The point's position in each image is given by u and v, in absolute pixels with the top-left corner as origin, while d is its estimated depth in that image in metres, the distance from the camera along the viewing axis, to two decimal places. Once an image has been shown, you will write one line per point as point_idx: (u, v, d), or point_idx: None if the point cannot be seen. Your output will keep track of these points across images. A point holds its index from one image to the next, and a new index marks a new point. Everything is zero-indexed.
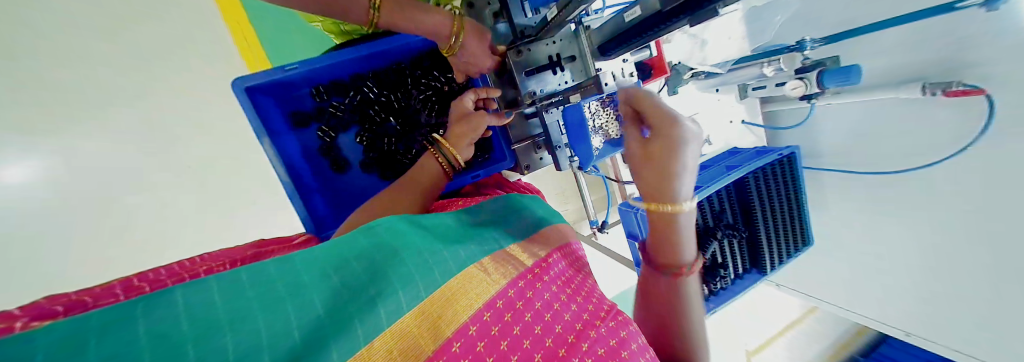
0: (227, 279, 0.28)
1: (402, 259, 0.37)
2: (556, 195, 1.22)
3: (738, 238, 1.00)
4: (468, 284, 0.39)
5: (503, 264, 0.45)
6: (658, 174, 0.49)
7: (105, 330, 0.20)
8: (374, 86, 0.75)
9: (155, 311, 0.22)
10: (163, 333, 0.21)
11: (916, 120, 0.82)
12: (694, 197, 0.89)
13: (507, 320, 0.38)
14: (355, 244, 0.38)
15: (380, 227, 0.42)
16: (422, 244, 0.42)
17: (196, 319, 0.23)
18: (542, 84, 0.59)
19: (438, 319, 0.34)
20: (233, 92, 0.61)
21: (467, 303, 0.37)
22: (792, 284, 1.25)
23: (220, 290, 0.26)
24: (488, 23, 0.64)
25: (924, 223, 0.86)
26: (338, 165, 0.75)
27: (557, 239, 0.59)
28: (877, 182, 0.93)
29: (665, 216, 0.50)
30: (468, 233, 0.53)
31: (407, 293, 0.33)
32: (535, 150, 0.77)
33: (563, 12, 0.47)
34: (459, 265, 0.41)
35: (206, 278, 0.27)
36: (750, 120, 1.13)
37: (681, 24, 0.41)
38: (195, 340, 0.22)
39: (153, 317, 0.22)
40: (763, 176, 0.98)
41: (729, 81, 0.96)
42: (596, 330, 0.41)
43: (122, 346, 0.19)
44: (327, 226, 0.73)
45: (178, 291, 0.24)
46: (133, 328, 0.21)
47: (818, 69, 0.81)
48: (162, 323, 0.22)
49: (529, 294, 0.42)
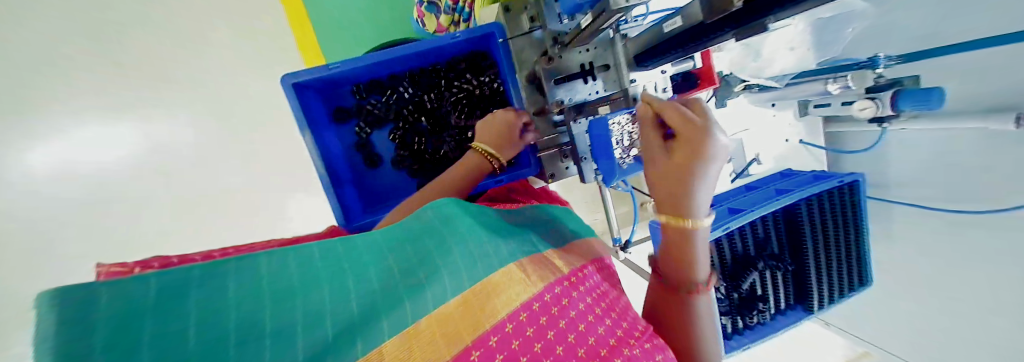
0: (302, 251, 0.34)
1: (450, 248, 0.39)
2: (585, 203, 1.19)
3: (781, 270, 0.90)
4: (510, 279, 0.39)
5: (542, 266, 0.44)
6: (679, 187, 0.43)
7: (204, 281, 0.26)
8: (410, 87, 0.78)
9: (242, 268, 0.28)
10: (245, 288, 0.27)
11: (1004, 159, 0.69)
12: (734, 221, 0.82)
13: (542, 323, 0.37)
14: (409, 232, 0.42)
15: (431, 211, 0.45)
16: (470, 231, 0.43)
17: (271, 282, 0.29)
18: (572, 93, 0.60)
19: (481, 312, 0.35)
20: (282, 86, 0.64)
21: (506, 300, 0.36)
22: (839, 322, 1.15)
23: (296, 261, 0.32)
24: (523, 28, 0.64)
25: (998, 279, 0.73)
26: (370, 160, 0.79)
27: (591, 252, 0.57)
28: (951, 223, 0.80)
29: (681, 234, 0.45)
30: (511, 229, 0.53)
31: (452, 281, 0.35)
32: (561, 158, 0.72)
33: (596, 21, 0.45)
34: (504, 259, 0.40)
35: (287, 248, 0.33)
36: (810, 140, 1.04)
37: (727, 37, 0.38)
38: (269, 298, 0.28)
39: (239, 276, 0.28)
40: (818, 204, 0.88)
41: (785, 97, 0.90)
42: (630, 348, 0.39)
43: (213, 296, 0.26)
44: (357, 216, 0.75)
45: (263, 256, 0.31)
46: (224, 284, 0.27)
47: (894, 89, 0.71)
48: (245, 282, 0.28)
49: (564, 301, 0.41)
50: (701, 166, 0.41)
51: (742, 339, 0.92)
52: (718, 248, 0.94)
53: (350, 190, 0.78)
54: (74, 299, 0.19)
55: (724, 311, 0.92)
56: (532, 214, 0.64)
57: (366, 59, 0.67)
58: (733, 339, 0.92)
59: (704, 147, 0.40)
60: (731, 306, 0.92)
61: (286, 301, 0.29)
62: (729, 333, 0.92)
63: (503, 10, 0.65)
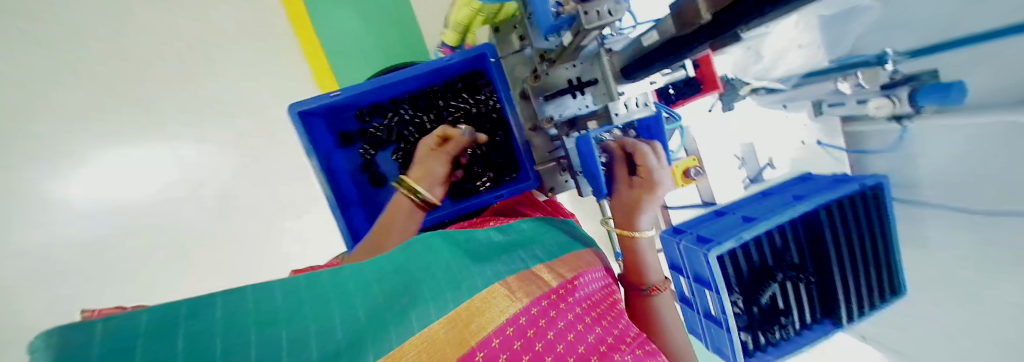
0: (288, 282, 0.33)
1: (432, 276, 0.41)
2: (595, 214, 1.18)
3: (803, 282, 0.85)
4: (492, 300, 0.40)
5: (527, 283, 0.45)
6: (633, 211, 0.54)
7: (196, 313, 0.25)
8: (410, 108, 0.81)
9: (231, 299, 0.27)
10: (235, 317, 0.26)
11: None
12: (746, 231, 0.79)
13: (530, 336, 0.38)
14: (392, 261, 0.42)
15: (415, 246, 0.46)
16: (450, 261, 0.45)
17: (260, 313, 0.28)
18: (562, 109, 0.61)
19: (465, 330, 0.35)
20: (289, 115, 0.69)
21: (488, 320, 0.37)
22: (880, 338, 1.03)
23: (282, 292, 0.31)
24: (513, 47, 0.67)
25: None
26: (376, 180, 0.82)
27: (590, 261, 0.57)
28: (989, 226, 0.73)
29: (632, 243, 0.55)
30: (498, 249, 0.54)
31: (436, 305, 0.36)
32: (560, 172, 0.72)
33: (576, 38, 0.46)
34: (485, 282, 0.42)
35: (273, 280, 0.32)
36: (829, 141, 0.99)
37: (703, 50, 0.38)
38: (258, 329, 0.27)
39: (228, 306, 0.27)
40: (840, 212, 0.83)
41: (796, 98, 0.91)
42: (620, 353, 0.40)
43: (203, 326, 0.24)
44: (363, 234, 0.78)
45: (250, 287, 0.29)
46: (213, 313, 0.25)
47: (909, 84, 0.67)
48: (234, 313, 0.27)
49: (552, 313, 0.42)
50: (651, 198, 0.53)
51: (765, 356, 0.86)
52: (734, 260, 0.88)
53: (357, 210, 0.81)
54: (74, 335, 0.19)
55: (744, 325, 0.87)
56: (523, 229, 0.64)
57: (367, 85, 0.71)
58: (754, 356, 0.87)
59: (652, 187, 0.53)
60: (751, 321, 0.87)
61: (276, 329, 0.28)
62: (749, 351, 0.87)
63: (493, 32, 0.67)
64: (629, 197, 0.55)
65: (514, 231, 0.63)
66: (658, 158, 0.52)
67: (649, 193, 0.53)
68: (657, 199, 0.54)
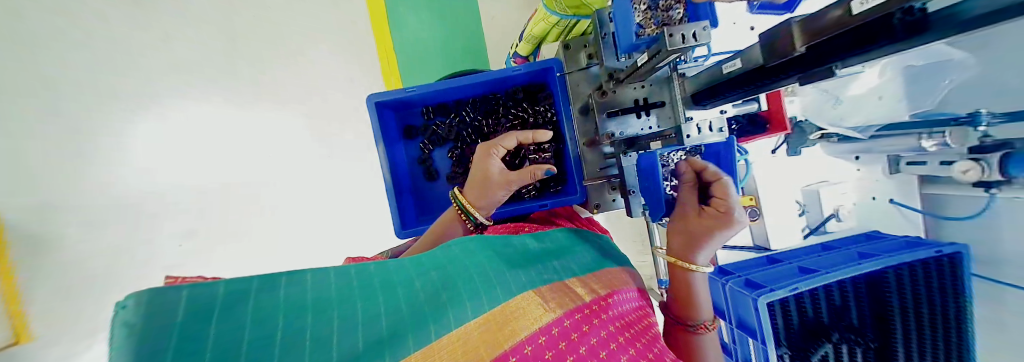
0: (341, 270, 0.36)
1: (469, 274, 0.41)
2: (631, 241, 1.15)
3: (861, 347, 0.77)
4: (528, 306, 0.40)
5: (561, 295, 0.44)
6: (693, 241, 0.53)
7: (259, 291, 0.29)
8: (472, 111, 0.86)
9: (292, 283, 0.31)
10: (293, 301, 0.30)
11: None
12: (803, 282, 0.72)
13: (561, 348, 0.36)
14: (434, 257, 0.44)
15: (456, 245, 0.47)
16: (489, 263, 0.44)
17: (315, 298, 0.31)
18: (623, 127, 0.63)
19: (500, 333, 0.35)
20: (368, 104, 0.76)
21: (523, 326, 0.37)
22: None
23: (335, 278, 0.34)
24: (580, 64, 0.69)
25: None
26: (429, 173, 0.88)
27: (622, 282, 0.55)
28: None
29: (685, 275, 0.55)
30: (536, 258, 0.53)
31: (472, 304, 0.36)
32: (609, 190, 0.73)
33: (653, 59, 0.47)
34: (519, 288, 0.42)
35: (328, 267, 0.35)
36: (902, 200, 0.91)
37: (790, 81, 0.38)
38: (312, 313, 0.30)
39: (288, 289, 0.30)
40: (910, 273, 0.75)
41: (871, 149, 0.87)
42: None
43: (265, 303, 0.28)
44: (410, 223, 0.82)
45: (308, 272, 0.33)
46: (274, 294, 0.29)
47: (1004, 150, 0.63)
48: (293, 296, 0.30)
49: (584, 328, 0.40)
50: (719, 233, 0.52)
51: None
52: (783, 307, 0.85)
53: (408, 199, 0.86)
54: (157, 299, 0.23)
55: None
56: (556, 238, 0.63)
57: (438, 85, 0.76)
58: None
59: (723, 225, 0.52)
60: None
61: (326, 312, 0.30)
62: None
63: (563, 48, 0.70)
64: (694, 224, 0.53)
65: (548, 239, 0.61)
66: (735, 198, 0.52)
67: (719, 228, 0.52)
68: (724, 237, 0.53)
